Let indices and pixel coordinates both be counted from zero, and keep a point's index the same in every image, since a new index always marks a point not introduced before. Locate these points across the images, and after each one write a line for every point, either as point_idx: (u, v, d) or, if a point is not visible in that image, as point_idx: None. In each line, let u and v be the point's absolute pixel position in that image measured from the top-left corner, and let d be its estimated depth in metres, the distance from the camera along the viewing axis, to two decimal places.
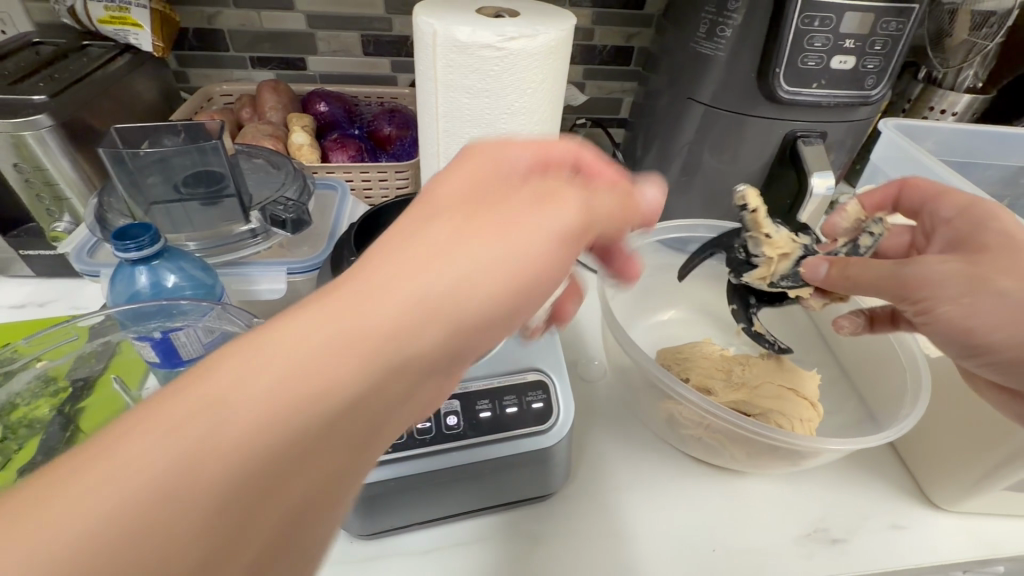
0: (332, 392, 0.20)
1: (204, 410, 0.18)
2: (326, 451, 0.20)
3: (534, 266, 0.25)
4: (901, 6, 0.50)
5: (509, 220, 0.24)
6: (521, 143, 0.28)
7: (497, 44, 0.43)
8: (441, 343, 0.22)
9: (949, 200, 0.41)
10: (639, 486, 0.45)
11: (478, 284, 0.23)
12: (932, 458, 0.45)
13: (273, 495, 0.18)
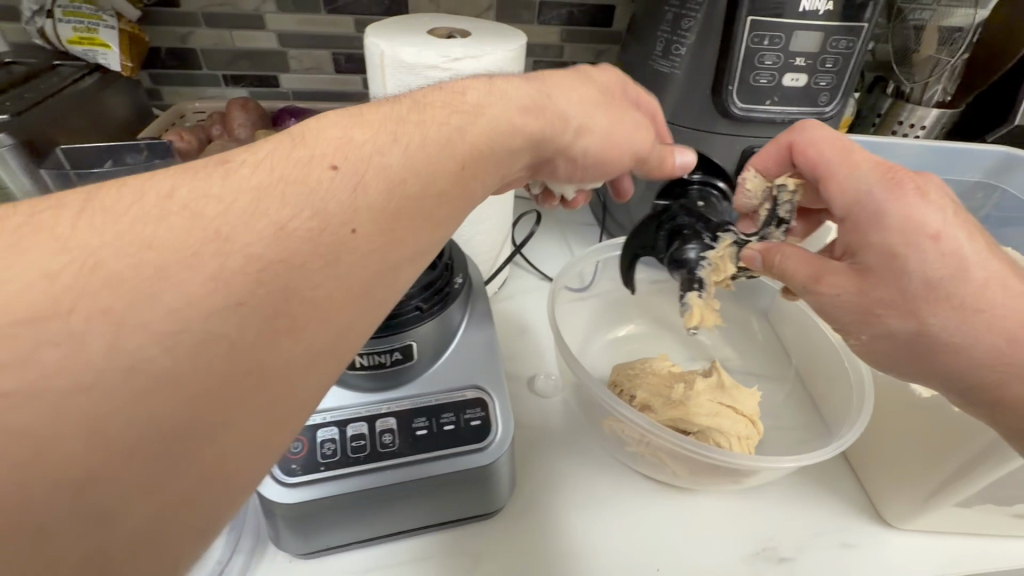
0: (406, 194, 0.27)
1: (329, 163, 0.26)
2: (411, 224, 0.27)
3: (592, 147, 0.38)
4: (849, 25, 0.51)
5: (535, 96, 0.35)
6: (597, 63, 0.41)
7: (444, 65, 0.44)
8: (484, 164, 0.31)
9: None
10: (588, 504, 0.45)
11: (512, 135, 0.33)
12: (883, 474, 0.45)
13: (377, 247, 0.26)
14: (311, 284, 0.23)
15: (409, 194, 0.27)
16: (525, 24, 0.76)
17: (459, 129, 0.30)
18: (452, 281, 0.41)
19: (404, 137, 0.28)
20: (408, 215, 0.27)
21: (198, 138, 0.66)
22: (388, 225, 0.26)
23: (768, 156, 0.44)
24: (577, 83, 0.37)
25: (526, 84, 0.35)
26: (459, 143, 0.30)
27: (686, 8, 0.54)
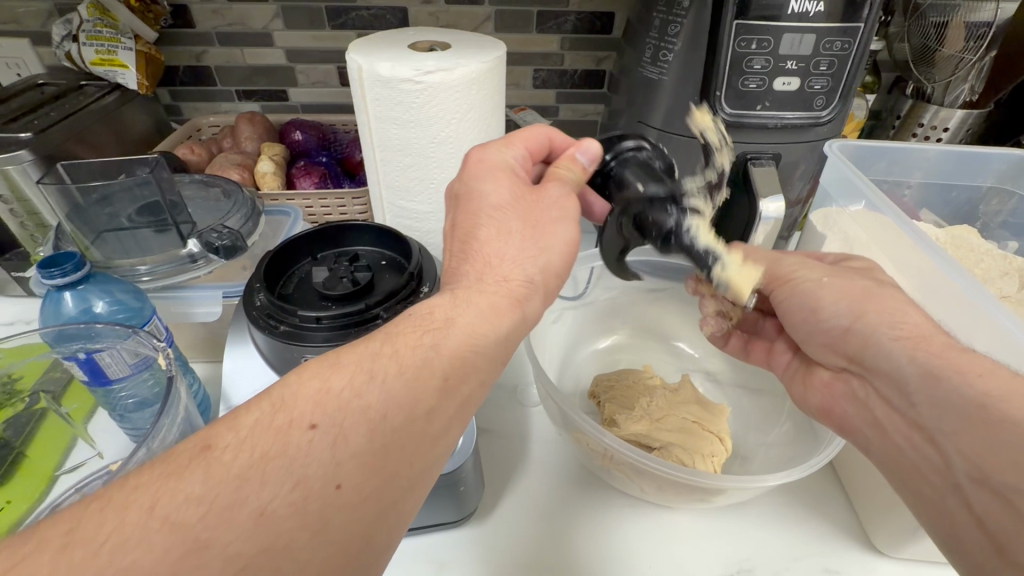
0: (404, 417, 0.26)
1: (307, 421, 0.24)
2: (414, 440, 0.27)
3: (564, 254, 0.36)
4: (843, 26, 0.50)
5: (491, 255, 0.34)
6: (487, 178, 0.37)
7: (417, 78, 0.45)
8: (482, 352, 0.30)
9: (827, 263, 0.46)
10: (558, 517, 0.44)
11: (505, 305, 0.32)
12: (872, 498, 0.42)
13: (379, 482, 0.25)
14: (322, 552, 0.23)
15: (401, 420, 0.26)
16: (524, 34, 0.76)
17: (430, 328, 0.30)
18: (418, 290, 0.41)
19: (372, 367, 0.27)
20: (410, 448, 0.26)
21: (207, 151, 0.70)
22: (392, 459, 0.26)
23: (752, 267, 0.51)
24: (502, 210, 0.35)
25: (486, 246, 0.34)
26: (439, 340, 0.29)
27: (673, 14, 0.53)
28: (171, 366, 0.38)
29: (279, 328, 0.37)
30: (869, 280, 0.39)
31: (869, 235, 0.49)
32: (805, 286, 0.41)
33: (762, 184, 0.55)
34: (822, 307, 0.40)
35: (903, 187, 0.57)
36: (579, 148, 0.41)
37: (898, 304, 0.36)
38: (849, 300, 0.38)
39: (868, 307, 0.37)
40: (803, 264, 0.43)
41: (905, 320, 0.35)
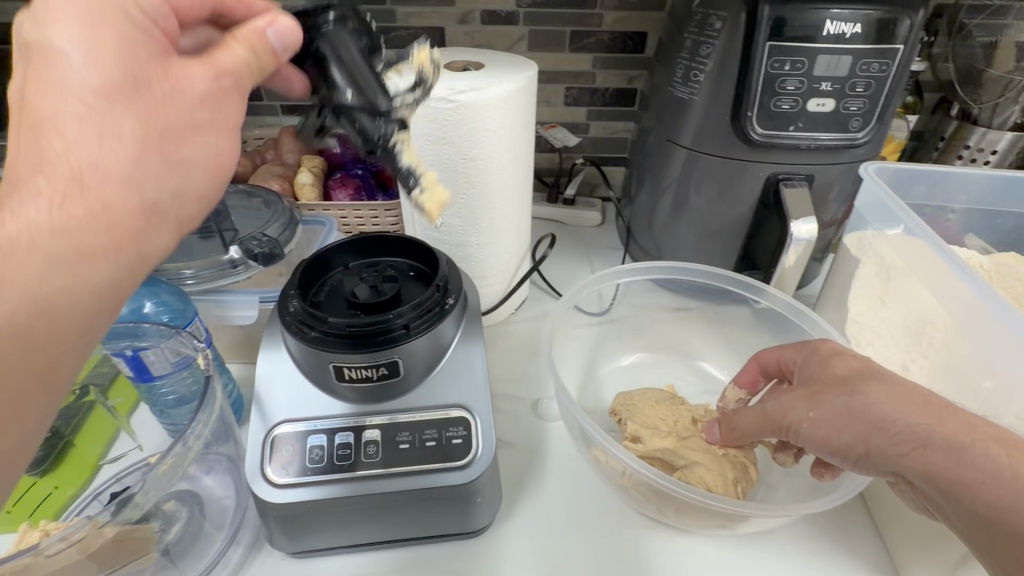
0: (62, 262, 0.25)
1: None
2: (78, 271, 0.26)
3: (206, 171, 0.30)
4: (880, 47, 0.49)
5: (83, 158, 0.26)
6: (41, 20, 0.26)
7: (450, 97, 0.46)
8: (106, 291, 0.27)
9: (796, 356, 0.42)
10: (575, 534, 0.44)
11: (109, 241, 0.27)
12: (907, 534, 0.41)
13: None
14: None
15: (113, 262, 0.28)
16: (557, 53, 0.77)
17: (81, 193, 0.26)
18: (444, 301, 0.42)
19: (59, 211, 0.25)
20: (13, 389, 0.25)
21: (252, 162, 0.73)
22: (41, 310, 0.25)
23: (745, 375, 0.48)
24: (104, 96, 0.26)
25: (56, 145, 0.25)
26: (86, 179, 0.26)
27: (705, 35, 0.54)
28: (210, 367, 0.40)
29: (312, 333, 0.39)
30: (837, 393, 0.35)
31: (908, 262, 0.48)
32: (803, 429, 0.36)
33: (794, 206, 0.54)
34: (833, 448, 0.35)
35: (946, 212, 0.55)
36: (273, 19, 0.31)
37: (872, 396, 0.34)
38: (851, 430, 0.34)
39: (868, 431, 0.33)
40: (782, 401, 0.38)
41: (898, 432, 0.32)
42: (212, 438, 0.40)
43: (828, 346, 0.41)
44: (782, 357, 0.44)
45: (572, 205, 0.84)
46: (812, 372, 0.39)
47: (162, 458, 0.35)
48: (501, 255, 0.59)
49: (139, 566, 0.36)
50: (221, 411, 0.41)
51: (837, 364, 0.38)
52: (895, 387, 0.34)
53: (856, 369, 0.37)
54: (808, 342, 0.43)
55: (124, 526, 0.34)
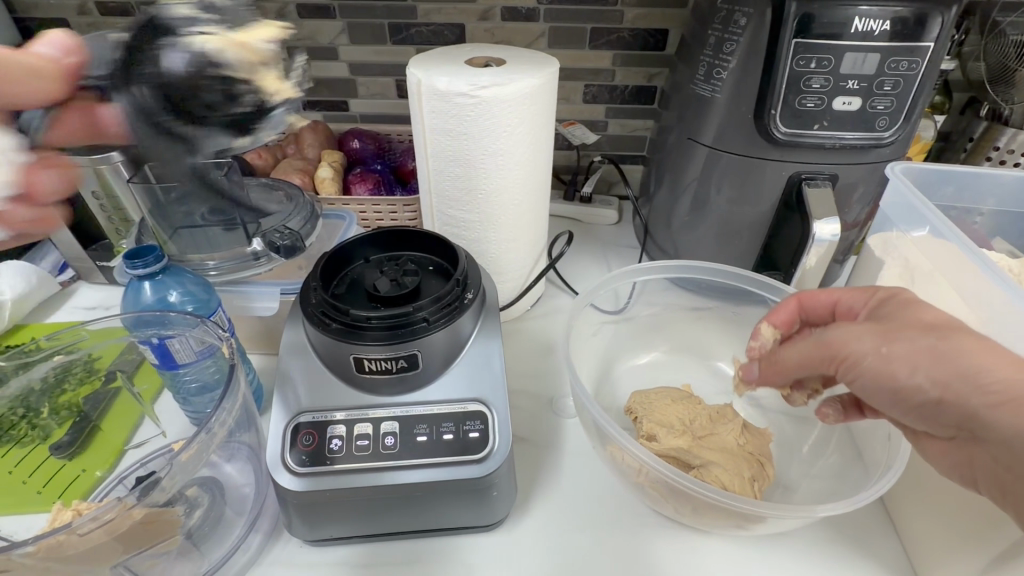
0: None
1: None
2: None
3: None
4: (910, 45, 0.48)
5: None
6: None
7: (471, 92, 0.47)
8: None
9: (850, 296, 0.40)
10: (589, 531, 0.44)
11: None
12: (929, 541, 0.40)
13: None
14: None
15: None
16: (576, 50, 0.77)
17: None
18: (463, 296, 0.42)
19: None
20: None
21: (273, 156, 0.74)
22: None
23: (783, 314, 0.45)
24: None
25: None
26: None
27: (729, 32, 0.53)
28: (234, 355, 0.41)
29: (333, 325, 0.39)
30: (919, 333, 0.31)
31: (935, 264, 0.47)
32: (870, 367, 0.32)
33: (817, 205, 0.53)
34: (896, 389, 0.31)
35: (974, 214, 0.54)
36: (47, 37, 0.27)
37: (967, 344, 0.29)
38: (925, 371, 0.30)
39: (948, 376, 0.29)
40: (841, 333, 0.34)
41: (991, 382, 0.28)
42: (236, 426, 0.41)
43: (907, 293, 0.36)
44: (844, 298, 0.40)
45: (588, 203, 0.83)
46: (887, 312, 0.34)
47: (188, 444, 0.36)
48: (518, 251, 0.59)
49: (161, 549, 0.37)
50: (243, 398, 0.41)
51: (921, 309, 0.33)
52: (989, 341, 0.29)
53: (946, 319, 0.32)
54: (875, 287, 0.39)
55: (152, 508, 0.34)
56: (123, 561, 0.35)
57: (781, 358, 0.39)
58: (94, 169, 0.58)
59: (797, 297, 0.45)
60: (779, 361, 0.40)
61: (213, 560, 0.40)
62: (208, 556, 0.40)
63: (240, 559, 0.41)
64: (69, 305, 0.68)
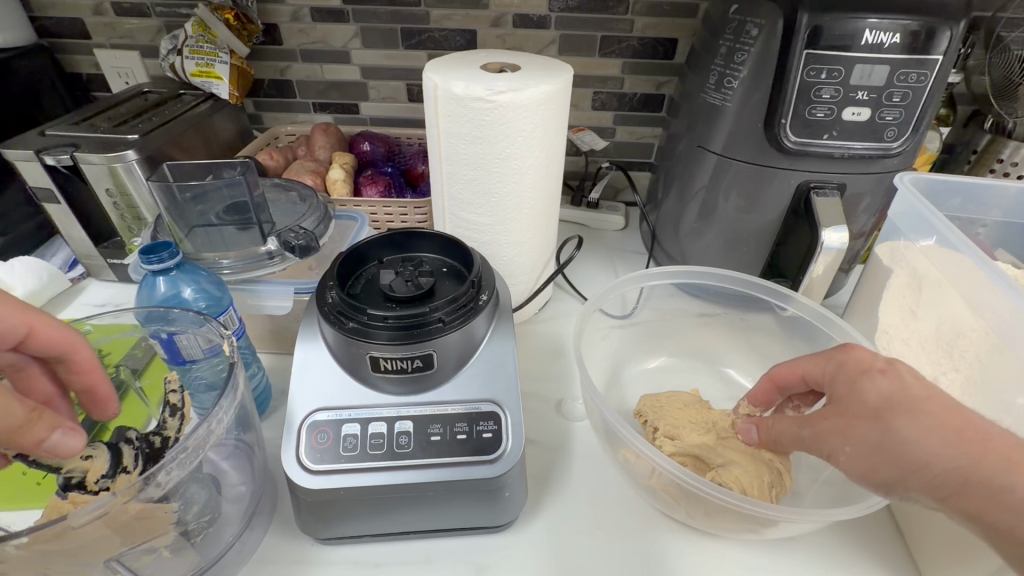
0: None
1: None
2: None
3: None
4: (918, 57, 0.49)
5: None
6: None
7: (488, 97, 0.47)
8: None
9: (813, 366, 0.41)
10: (597, 532, 0.44)
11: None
12: (936, 546, 0.40)
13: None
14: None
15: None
16: (586, 57, 0.78)
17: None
18: (477, 298, 0.42)
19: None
20: None
21: (285, 157, 0.75)
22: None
23: (758, 391, 0.46)
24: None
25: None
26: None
27: (740, 42, 0.54)
28: (234, 354, 0.39)
29: (349, 324, 0.40)
30: (869, 425, 0.33)
31: (948, 274, 0.47)
32: (843, 466, 0.34)
33: (825, 213, 0.54)
34: (873, 482, 0.33)
35: (978, 225, 0.55)
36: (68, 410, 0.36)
37: (904, 430, 0.32)
38: (887, 470, 0.32)
39: (902, 471, 0.32)
40: (815, 429, 0.36)
41: (936, 476, 0.30)
42: (233, 422, 0.39)
43: (854, 357, 0.37)
44: (806, 370, 0.41)
45: (595, 208, 0.84)
46: (841, 392, 0.36)
47: (187, 438, 0.34)
48: (529, 255, 0.59)
49: (155, 545, 0.36)
50: (243, 396, 0.40)
51: (865, 386, 0.35)
52: (925, 417, 0.31)
53: (888, 392, 0.33)
54: (829, 350, 0.40)
55: (148, 503, 0.33)
56: (115, 555, 0.34)
57: (778, 429, 0.40)
58: (111, 168, 0.59)
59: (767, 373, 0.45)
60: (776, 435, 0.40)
61: (206, 560, 0.39)
62: (203, 558, 0.39)
63: (234, 557, 0.40)
64: (78, 302, 0.68)
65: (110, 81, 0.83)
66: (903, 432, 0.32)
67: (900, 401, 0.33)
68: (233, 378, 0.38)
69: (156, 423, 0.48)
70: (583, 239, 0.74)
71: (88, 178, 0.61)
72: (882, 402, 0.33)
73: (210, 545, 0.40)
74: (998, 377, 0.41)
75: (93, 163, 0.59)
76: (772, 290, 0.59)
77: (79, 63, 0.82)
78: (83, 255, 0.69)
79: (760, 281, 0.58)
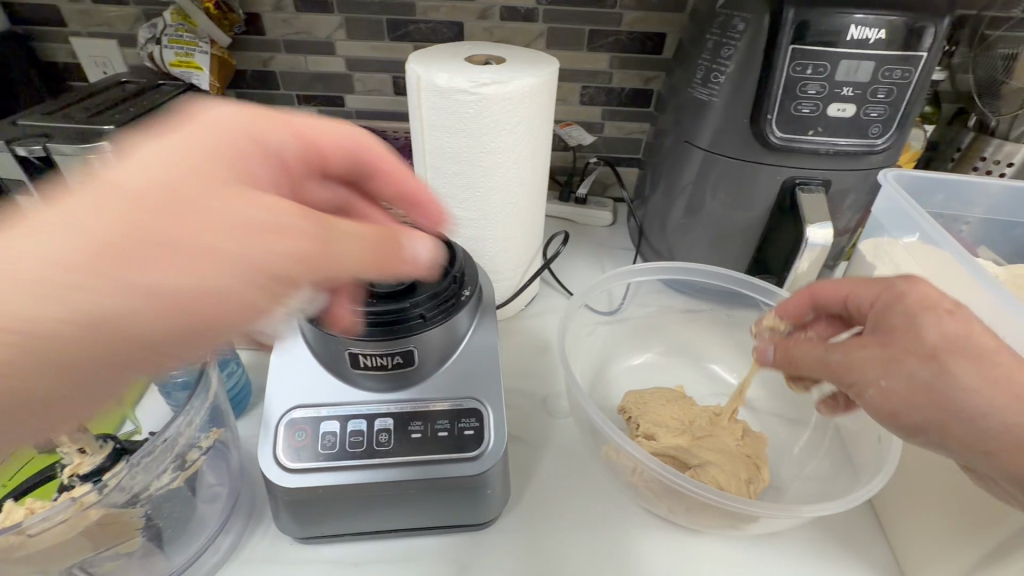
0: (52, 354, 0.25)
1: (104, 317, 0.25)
2: (109, 279, 0.24)
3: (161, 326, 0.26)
4: (904, 54, 0.49)
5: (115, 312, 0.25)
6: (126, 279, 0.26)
7: (472, 89, 0.46)
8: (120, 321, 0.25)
9: (865, 288, 0.38)
10: (581, 528, 0.44)
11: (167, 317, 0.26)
12: (917, 543, 0.41)
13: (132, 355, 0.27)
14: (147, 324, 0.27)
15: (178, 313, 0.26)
16: (575, 51, 0.77)
17: (113, 187, 0.26)
18: (460, 293, 0.42)
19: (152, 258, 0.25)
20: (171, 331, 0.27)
21: None
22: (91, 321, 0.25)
23: (793, 307, 0.45)
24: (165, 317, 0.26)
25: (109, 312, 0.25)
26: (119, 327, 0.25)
27: (727, 37, 0.54)
28: (205, 354, 0.38)
29: (328, 320, 0.39)
30: (920, 363, 0.31)
31: (930, 269, 0.47)
32: (873, 398, 0.33)
33: (811, 209, 0.54)
34: (900, 421, 0.33)
35: (962, 222, 0.55)
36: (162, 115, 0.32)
37: (966, 380, 0.30)
38: (924, 410, 0.32)
39: (948, 416, 0.31)
40: (852, 356, 0.34)
41: (991, 427, 0.30)
42: (206, 424, 0.38)
43: (918, 289, 0.34)
44: (855, 291, 0.39)
45: (584, 204, 0.84)
46: (893, 323, 0.34)
47: (153, 440, 0.33)
48: (514, 250, 0.58)
49: (124, 549, 0.35)
50: (217, 396, 0.39)
51: (926, 322, 0.32)
52: (991, 368, 0.30)
53: (953, 333, 0.31)
54: (885, 278, 0.37)
55: (110, 509, 0.32)
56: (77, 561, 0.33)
57: (799, 352, 0.38)
58: (86, 159, 0.58)
59: (813, 284, 0.44)
60: (791, 348, 0.39)
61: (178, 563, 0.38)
62: (173, 563, 0.38)
63: (207, 560, 0.40)
64: None
65: (88, 70, 0.81)
66: (967, 380, 0.30)
67: (961, 348, 0.31)
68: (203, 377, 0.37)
69: (132, 427, 0.47)
70: (566, 233, 0.74)
71: (62, 171, 0.59)
72: (943, 342, 0.31)
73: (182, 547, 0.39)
74: None
75: (67, 155, 0.58)
76: (756, 284, 0.59)
77: (54, 52, 0.80)
78: None
79: (745, 276, 0.58)
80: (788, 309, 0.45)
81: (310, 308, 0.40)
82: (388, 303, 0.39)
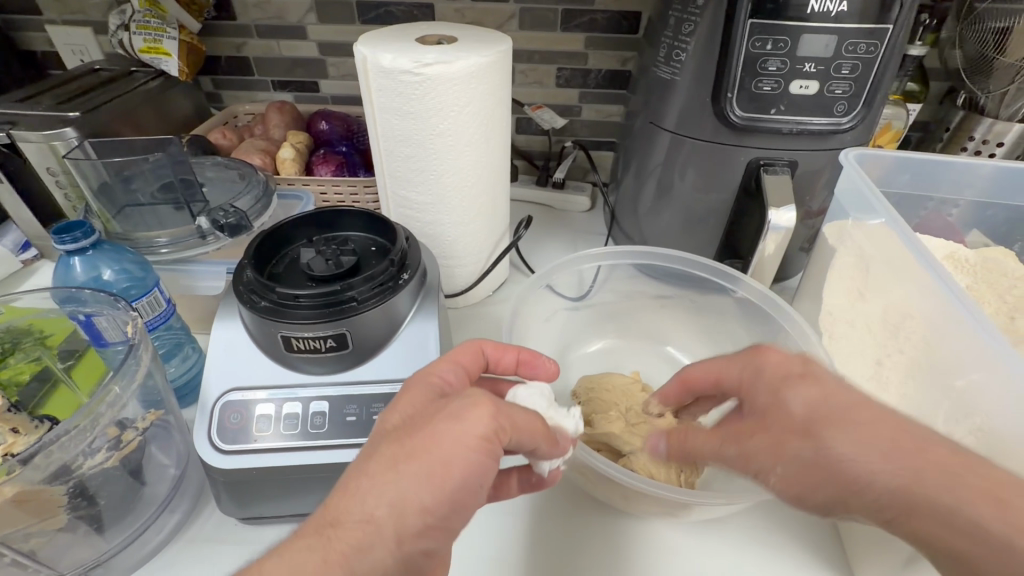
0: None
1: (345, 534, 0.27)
2: (335, 506, 0.27)
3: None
4: (870, 27, 0.47)
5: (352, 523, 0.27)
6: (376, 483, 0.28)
7: (416, 69, 0.46)
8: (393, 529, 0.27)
9: (724, 375, 0.38)
10: (523, 512, 0.44)
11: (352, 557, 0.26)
12: (859, 532, 0.40)
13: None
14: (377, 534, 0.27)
15: (393, 566, 0.27)
16: (549, 32, 0.76)
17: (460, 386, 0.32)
18: (399, 276, 0.41)
19: (310, 565, 0.26)
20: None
21: (238, 136, 0.74)
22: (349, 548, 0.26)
23: (668, 388, 0.44)
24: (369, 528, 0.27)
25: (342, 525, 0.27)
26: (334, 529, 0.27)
27: (687, 12, 0.52)
28: (139, 335, 0.39)
29: (262, 303, 0.39)
30: (799, 442, 0.30)
31: (886, 252, 0.46)
32: (774, 483, 0.32)
33: (773, 191, 0.52)
34: (806, 503, 0.31)
35: (950, 206, 0.53)
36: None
37: (841, 449, 0.29)
38: (824, 488, 0.30)
39: (844, 492, 0.29)
40: (747, 450, 0.33)
41: (877, 495, 0.28)
42: (138, 403, 0.39)
43: (771, 363, 0.35)
44: (721, 373, 0.38)
45: (561, 189, 0.83)
46: (762, 402, 0.34)
47: (79, 414, 0.33)
48: (474, 234, 0.58)
49: (49, 527, 0.35)
50: (151, 377, 0.39)
51: (790, 396, 0.32)
52: (861, 430, 0.29)
53: (817, 401, 0.31)
54: (738, 352, 0.37)
55: (27, 486, 0.32)
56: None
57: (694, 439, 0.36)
58: (50, 146, 0.58)
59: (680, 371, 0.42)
60: (687, 437, 0.37)
61: (115, 542, 0.39)
62: (107, 541, 0.39)
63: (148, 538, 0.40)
64: (29, 283, 0.68)
65: (65, 58, 0.81)
66: (837, 447, 0.29)
67: (831, 414, 0.30)
68: (132, 356, 0.37)
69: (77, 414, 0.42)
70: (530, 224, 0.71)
71: (28, 157, 0.60)
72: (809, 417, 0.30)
73: (122, 525, 0.40)
74: (937, 359, 0.40)
75: (30, 141, 0.58)
76: (719, 269, 0.58)
77: (33, 40, 0.80)
78: (34, 235, 0.68)
79: (708, 261, 0.57)
80: (665, 393, 0.44)
81: (245, 293, 0.40)
82: (324, 285, 0.39)
